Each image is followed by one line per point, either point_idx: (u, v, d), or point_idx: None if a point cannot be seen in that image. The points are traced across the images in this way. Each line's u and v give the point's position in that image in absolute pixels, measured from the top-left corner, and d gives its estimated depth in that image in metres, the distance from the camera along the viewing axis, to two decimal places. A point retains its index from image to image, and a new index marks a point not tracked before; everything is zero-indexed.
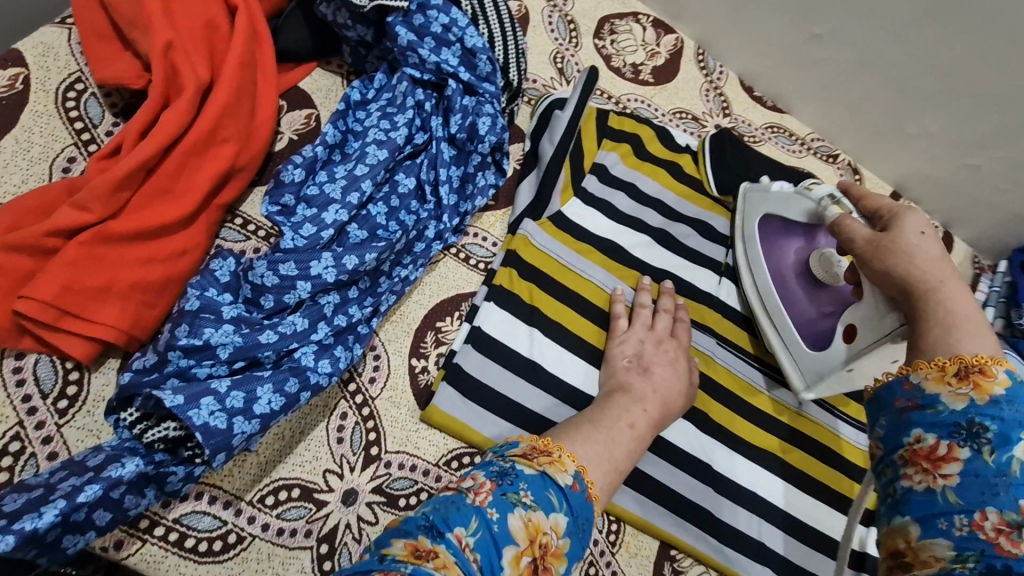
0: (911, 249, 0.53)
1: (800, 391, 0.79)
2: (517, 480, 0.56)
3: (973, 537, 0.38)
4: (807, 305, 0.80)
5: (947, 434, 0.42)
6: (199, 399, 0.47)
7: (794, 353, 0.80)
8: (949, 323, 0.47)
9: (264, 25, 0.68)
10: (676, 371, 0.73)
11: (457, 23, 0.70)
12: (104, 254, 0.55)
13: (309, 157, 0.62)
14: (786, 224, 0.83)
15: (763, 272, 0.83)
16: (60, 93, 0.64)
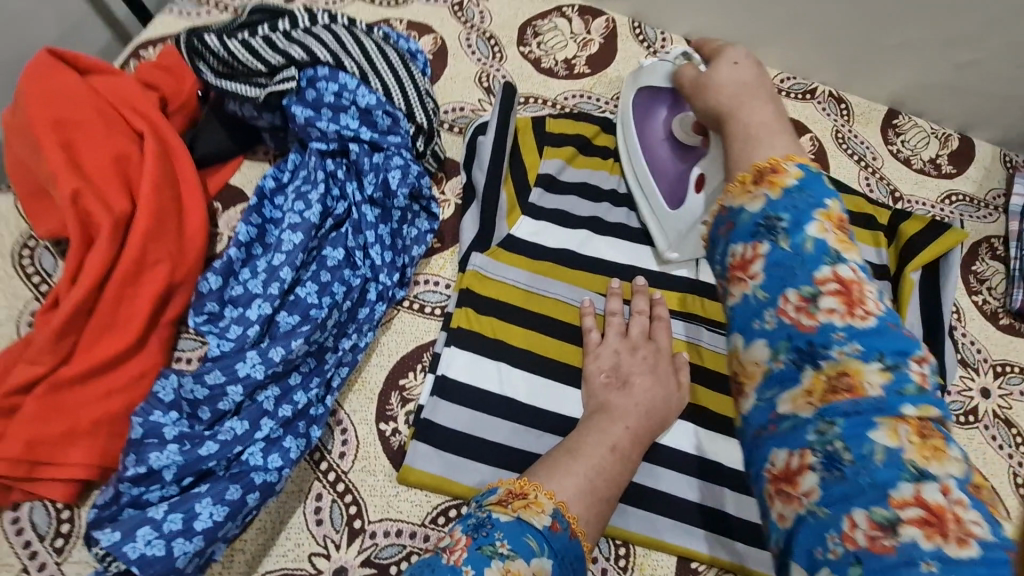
0: (721, 81, 0.57)
1: (662, 251, 0.82)
2: (492, 529, 0.50)
3: (780, 329, 0.44)
4: (669, 168, 0.80)
5: (752, 238, 0.46)
6: (134, 533, 0.50)
7: (660, 218, 0.82)
8: (753, 138, 0.52)
9: (175, 140, 0.71)
10: (657, 377, 0.69)
11: (347, 87, 0.70)
12: (64, 401, 0.59)
13: (225, 262, 0.63)
14: (655, 93, 0.82)
15: (634, 145, 0.84)
16: (16, 253, 0.70)
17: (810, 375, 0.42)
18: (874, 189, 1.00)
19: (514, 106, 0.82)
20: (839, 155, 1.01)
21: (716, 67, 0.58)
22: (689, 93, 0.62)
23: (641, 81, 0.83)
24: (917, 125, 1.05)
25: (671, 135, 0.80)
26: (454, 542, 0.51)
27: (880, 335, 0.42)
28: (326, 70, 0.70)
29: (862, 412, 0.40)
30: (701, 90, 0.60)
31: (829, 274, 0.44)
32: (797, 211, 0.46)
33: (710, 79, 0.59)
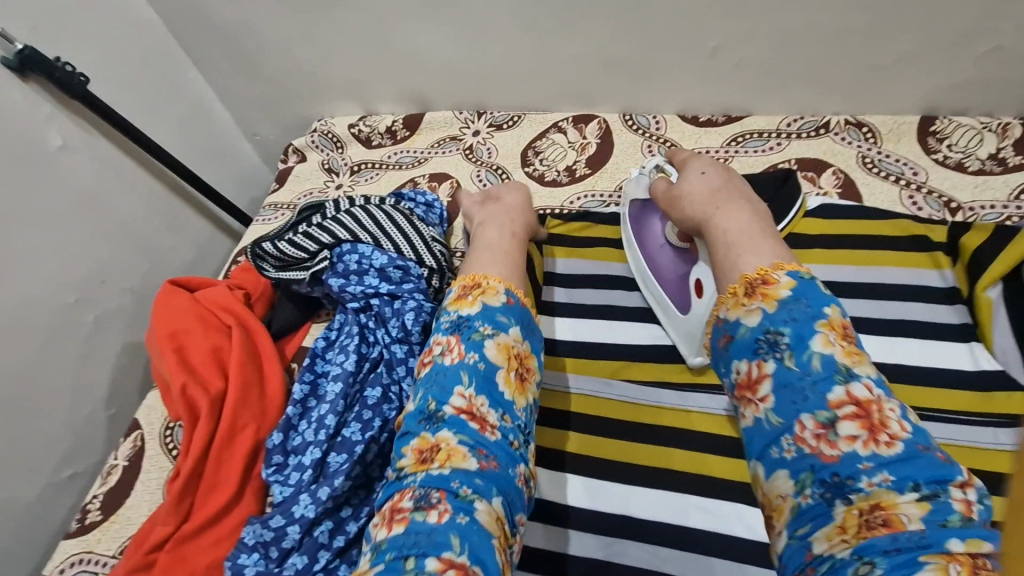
0: (689, 191, 0.71)
1: (687, 356, 0.81)
2: (472, 322, 0.64)
3: (803, 459, 0.51)
4: (669, 270, 0.82)
5: (758, 355, 0.55)
6: None
7: (674, 321, 0.83)
8: (731, 244, 0.62)
9: (255, 325, 0.91)
10: (513, 193, 0.88)
11: (365, 255, 0.85)
12: (185, 552, 0.74)
13: (284, 420, 0.77)
14: (645, 205, 0.88)
15: (637, 256, 0.88)
16: (161, 435, 0.92)
17: (845, 509, 0.47)
18: (925, 208, 0.92)
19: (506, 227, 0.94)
20: (871, 180, 0.96)
21: (689, 180, 0.72)
22: (666, 203, 0.75)
23: (631, 195, 0.90)
24: (964, 125, 0.95)
25: (669, 241, 0.83)
26: (445, 344, 0.64)
27: (911, 462, 0.47)
28: (348, 244, 0.87)
29: (904, 551, 0.44)
30: (674, 202, 0.73)
31: (843, 395, 0.50)
32: (797, 328, 0.54)
33: (680, 200, 0.72)
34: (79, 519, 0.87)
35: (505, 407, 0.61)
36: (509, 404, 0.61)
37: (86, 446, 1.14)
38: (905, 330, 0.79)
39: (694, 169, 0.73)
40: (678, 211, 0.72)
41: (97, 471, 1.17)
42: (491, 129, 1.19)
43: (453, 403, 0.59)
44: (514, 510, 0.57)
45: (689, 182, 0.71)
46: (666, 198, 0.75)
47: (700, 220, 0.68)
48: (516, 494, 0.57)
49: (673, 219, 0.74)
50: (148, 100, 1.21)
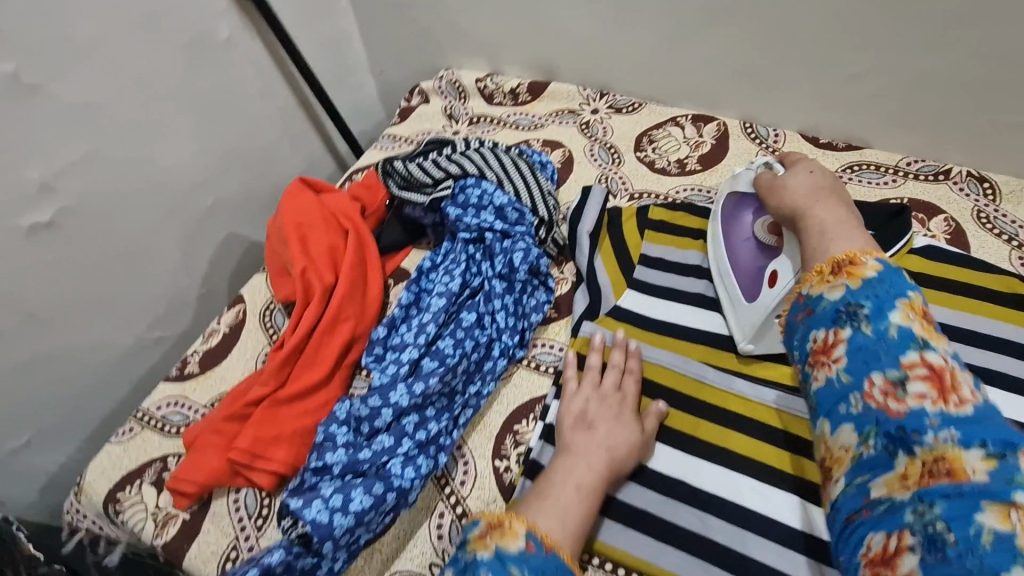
0: (791, 188, 0.78)
1: (739, 343, 0.85)
2: (477, 569, 0.58)
3: (868, 414, 0.54)
4: (745, 259, 0.87)
5: (834, 325, 0.60)
6: (310, 501, 0.66)
7: (736, 306, 0.87)
8: (823, 233, 0.70)
9: (367, 234, 0.98)
10: (620, 422, 0.78)
11: (487, 191, 0.91)
12: (277, 413, 0.82)
13: (391, 318, 0.84)
14: (741, 195, 0.91)
15: (719, 241, 0.92)
16: (262, 312, 1.00)
17: (904, 459, 0.51)
18: None
19: (599, 200, 1.00)
20: (982, 234, 0.96)
21: (793, 176, 0.79)
22: (765, 192, 0.81)
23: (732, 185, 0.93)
24: None
25: (755, 237, 0.87)
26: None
27: (975, 423, 0.50)
28: (472, 179, 0.93)
29: (964, 497, 0.46)
30: (774, 193, 0.80)
31: (915, 359, 0.54)
32: (876, 301, 0.58)
33: (783, 192, 0.79)
34: (179, 368, 0.96)
35: None
36: None
37: (179, 315, 1.21)
38: (986, 378, 0.81)
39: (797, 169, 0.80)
40: (776, 200, 0.79)
41: (180, 340, 1.23)
42: (610, 110, 1.23)
43: None
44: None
45: (793, 179, 0.78)
46: (767, 186, 0.81)
47: (795, 213, 0.75)
48: None
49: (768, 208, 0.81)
50: (304, 18, 1.30)
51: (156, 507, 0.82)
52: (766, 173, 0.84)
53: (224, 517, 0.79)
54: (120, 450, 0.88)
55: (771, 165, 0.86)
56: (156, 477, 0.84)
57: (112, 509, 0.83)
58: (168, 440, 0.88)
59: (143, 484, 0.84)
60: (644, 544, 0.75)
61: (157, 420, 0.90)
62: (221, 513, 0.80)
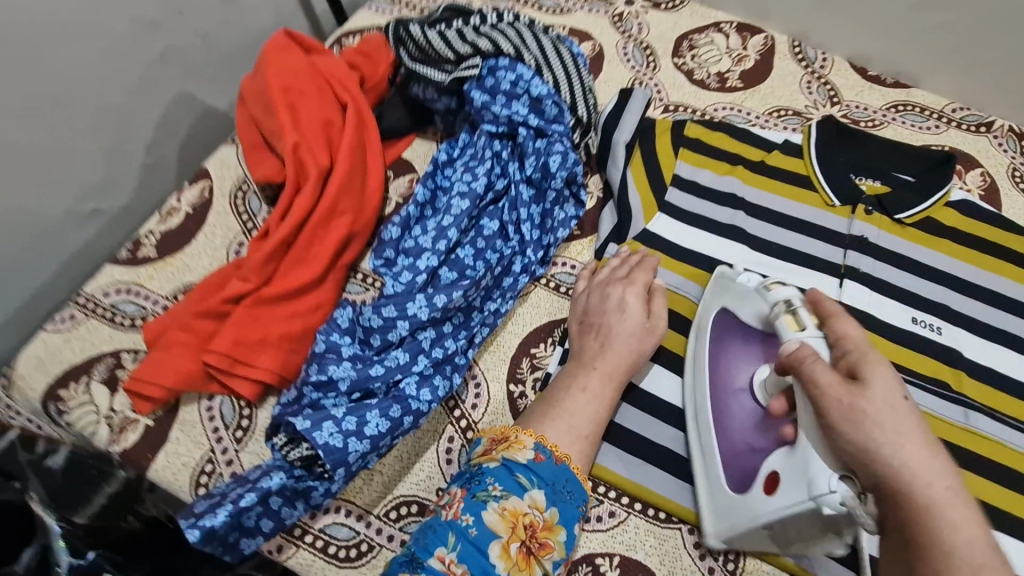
0: (880, 416, 0.48)
1: (708, 535, 0.66)
2: (483, 477, 0.59)
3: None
4: (739, 447, 0.65)
5: None
6: (321, 422, 0.58)
7: (713, 491, 0.66)
8: (953, 549, 0.45)
9: (368, 112, 0.82)
10: (623, 311, 0.71)
11: (523, 77, 0.77)
12: (261, 314, 0.70)
13: (404, 217, 0.72)
14: (745, 333, 0.68)
15: (704, 388, 0.69)
16: (232, 194, 0.84)
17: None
18: None
19: (637, 106, 0.89)
20: (1015, 193, 0.93)
21: (873, 393, 0.50)
22: (828, 409, 0.51)
23: (729, 305, 0.69)
24: None
25: (752, 388, 0.66)
26: (448, 496, 0.60)
27: None
28: (506, 61, 0.78)
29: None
30: (850, 415, 0.50)
31: None
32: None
33: (866, 411, 0.49)
34: (130, 250, 0.80)
35: None
36: None
37: (117, 185, 0.97)
38: (1003, 339, 0.80)
39: (852, 357, 0.53)
40: (841, 442, 0.50)
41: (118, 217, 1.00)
42: (648, 5, 1.07)
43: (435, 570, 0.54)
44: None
45: (879, 404, 0.49)
46: (832, 403, 0.51)
47: (894, 482, 0.47)
48: None
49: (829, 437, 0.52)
50: None
51: (109, 411, 0.70)
52: (816, 363, 0.54)
53: (196, 426, 0.69)
54: (62, 338, 0.75)
55: (797, 309, 0.61)
56: (108, 375, 0.72)
57: (54, 408, 0.71)
58: (119, 333, 0.75)
59: (92, 382, 0.72)
60: (657, 478, 0.70)
61: (105, 309, 0.76)
62: (192, 422, 0.70)
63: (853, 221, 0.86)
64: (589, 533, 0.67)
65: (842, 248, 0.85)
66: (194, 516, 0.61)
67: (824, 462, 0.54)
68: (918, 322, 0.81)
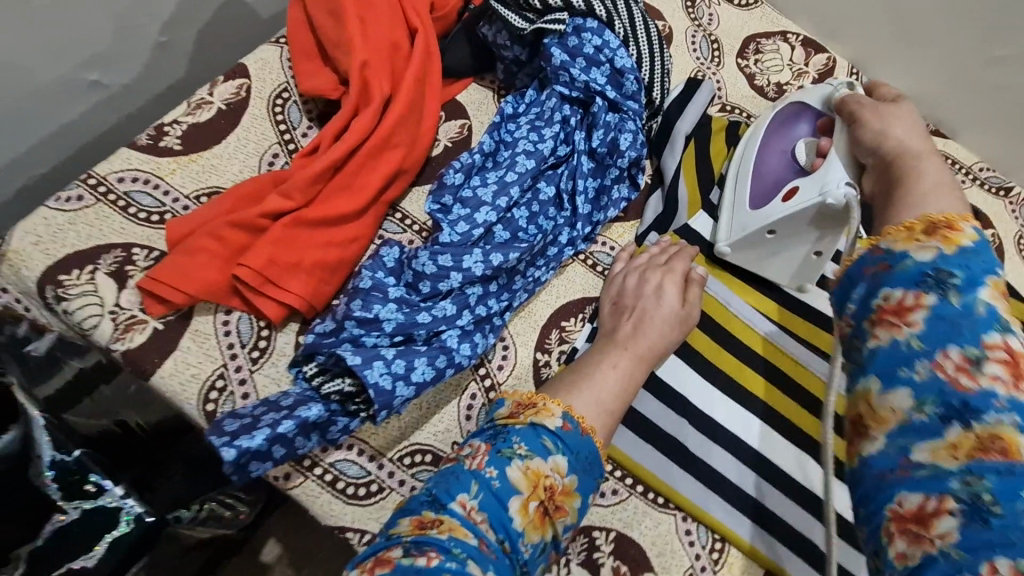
0: (895, 137, 0.62)
1: (720, 239, 0.80)
2: (509, 435, 0.57)
3: (933, 382, 0.44)
4: (769, 176, 0.78)
5: (915, 284, 0.47)
6: (373, 360, 0.57)
7: (736, 210, 0.80)
8: (924, 192, 0.55)
9: (437, 45, 0.77)
10: (659, 297, 0.72)
11: (608, 45, 0.75)
12: (299, 235, 0.66)
13: (467, 163, 0.71)
14: (799, 113, 0.80)
15: (750, 150, 0.82)
16: (272, 100, 0.78)
17: (944, 421, 0.43)
18: None
19: (700, 99, 0.89)
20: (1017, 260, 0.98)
21: (899, 115, 0.64)
22: (860, 118, 0.66)
23: (795, 96, 0.81)
24: None
25: (793, 151, 0.77)
26: (471, 448, 0.57)
27: None
28: (594, 24, 0.76)
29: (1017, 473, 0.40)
30: (877, 115, 0.65)
31: (996, 340, 0.44)
32: (970, 271, 0.47)
33: (890, 116, 0.64)
34: (152, 137, 0.74)
35: (508, 538, 0.52)
36: (516, 536, 0.53)
37: (124, 57, 0.84)
38: None
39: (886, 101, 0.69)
40: (860, 130, 0.66)
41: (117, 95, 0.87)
42: None
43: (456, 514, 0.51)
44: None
45: (898, 119, 0.63)
46: (869, 109, 0.66)
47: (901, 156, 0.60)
48: None
49: (856, 124, 0.66)
50: None
51: (115, 306, 0.65)
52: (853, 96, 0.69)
53: (210, 338, 0.66)
54: (66, 220, 0.68)
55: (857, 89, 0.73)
56: (116, 268, 0.67)
57: (52, 293, 0.65)
58: (133, 226, 0.69)
59: (97, 271, 0.66)
60: (662, 465, 0.71)
61: (118, 196, 0.70)
62: (206, 334, 0.66)
63: None
64: (592, 507, 0.69)
65: None
66: (228, 435, 0.60)
67: (841, 168, 0.68)
68: None
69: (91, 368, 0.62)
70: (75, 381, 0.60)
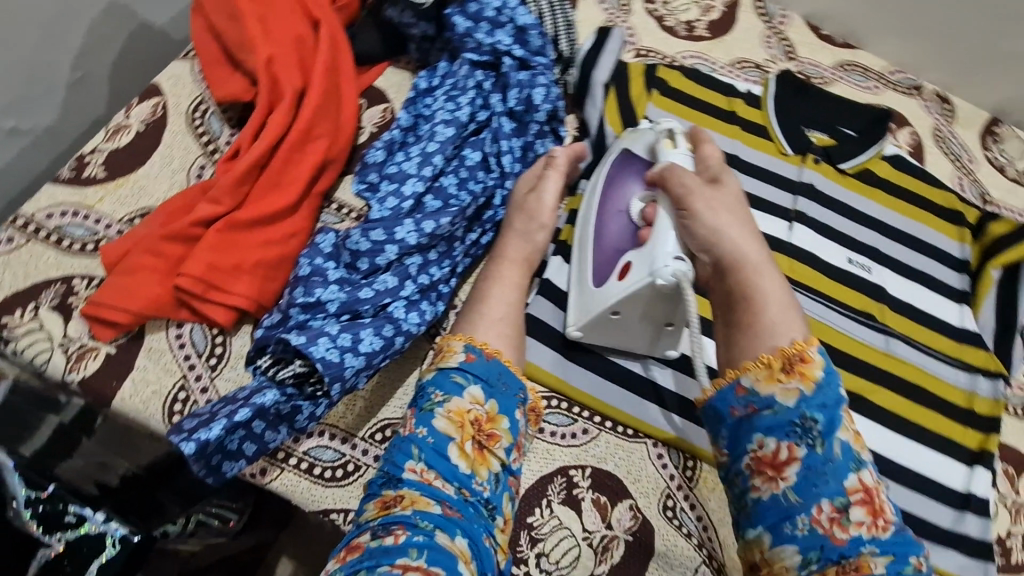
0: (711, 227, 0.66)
1: (570, 326, 0.73)
2: (425, 389, 0.61)
3: (790, 413, 0.58)
4: (606, 242, 0.72)
5: (780, 431, 0.58)
6: (317, 337, 0.60)
7: (581, 293, 0.73)
8: (758, 299, 0.64)
9: (342, 32, 0.77)
10: (515, 202, 0.72)
11: (507, 5, 0.77)
12: (235, 239, 0.67)
13: (388, 140, 0.74)
14: (631, 159, 0.75)
15: (587, 230, 0.75)
16: (189, 113, 0.78)
17: (820, 572, 0.54)
18: (966, 191, 1.01)
19: (612, 45, 0.90)
20: (937, 152, 1.03)
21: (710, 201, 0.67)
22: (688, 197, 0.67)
23: (625, 141, 0.75)
24: (1018, 138, 1.06)
25: (626, 209, 0.72)
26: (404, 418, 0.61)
27: (896, 541, 0.54)
28: None
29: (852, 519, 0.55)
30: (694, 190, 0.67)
31: (855, 481, 0.56)
32: (827, 414, 0.58)
33: (715, 209, 0.67)
34: (74, 169, 0.73)
35: (460, 484, 0.57)
36: (466, 479, 0.57)
37: (40, 101, 0.83)
38: (921, 280, 0.91)
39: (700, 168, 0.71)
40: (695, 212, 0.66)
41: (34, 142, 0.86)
42: None
43: (408, 483, 0.56)
44: (484, 562, 0.53)
45: (715, 203, 0.67)
46: (698, 198, 0.67)
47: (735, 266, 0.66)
48: (483, 544, 0.54)
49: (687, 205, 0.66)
50: None
51: (64, 338, 0.66)
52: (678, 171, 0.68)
53: (165, 354, 0.66)
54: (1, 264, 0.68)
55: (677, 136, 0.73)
56: (59, 301, 0.67)
57: None
58: (68, 257, 0.69)
59: (40, 308, 0.67)
60: (621, 397, 0.74)
61: (49, 232, 0.70)
62: (161, 350, 0.66)
63: (802, 169, 0.93)
64: (565, 449, 0.72)
65: (793, 195, 0.92)
66: (187, 431, 0.61)
67: (671, 243, 0.64)
68: (852, 263, 0.90)
69: (71, 419, 0.57)
70: (61, 431, 0.54)
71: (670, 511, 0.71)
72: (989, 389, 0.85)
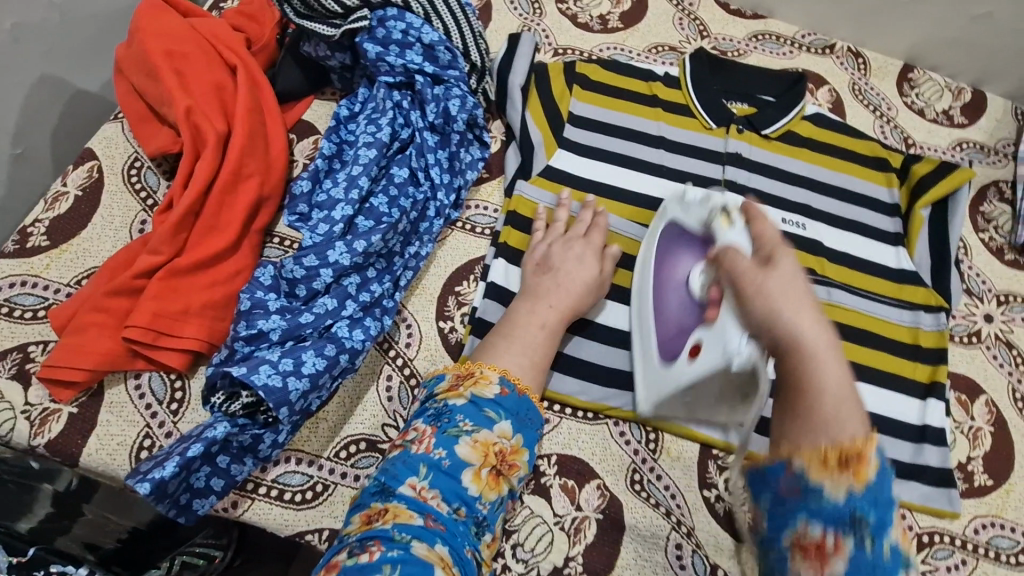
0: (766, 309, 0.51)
1: (641, 406, 0.74)
2: (452, 414, 0.59)
3: (843, 505, 0.43)
4: (671, 320, 0.72)
5: (831, 524, 0.43)
6: (258, 366, 0.63)
7: (648, 372, 0.74)
8: (811, 391, 0.47)
9: (260, 72, 0.80)
10: (578, 260, 0.76)
11: (413, 26, 0.80)
12: (178, 285, 0.70)
13: (314, 170, 0.77)
14: (685, 235, 0.74)
15: (648, 308, 0.76)
16: (125, 172, 0.81)
17: None
18: (889, 137, 1.05)
19: (524, 48, 0.94)
20: (856, 105, 1.07)
21: (761, 276, 0.53)
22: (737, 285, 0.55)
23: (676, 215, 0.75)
24: (932, 80, 1.10)
25: (687, 284, 0.71)
26: (417, 431, 0.59)
27: None
28: (395, 10, 0.80)
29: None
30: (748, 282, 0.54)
31: None
32: (880, 511, 0.43)
33: (768, 291, 0.52)
34: (17, 241, 0.75)
35: (465, 507, 0.55)
36: (472, 502, 0.56)
37: None
38: (857, 229, 0.94)
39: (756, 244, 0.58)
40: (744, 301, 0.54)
41: None
42: None
43: (406, 498, 0.53)
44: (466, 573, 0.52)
45: (766, 282, 0.52)
46: (743, 279, 0.55)
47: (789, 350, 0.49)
48: (466, 559, 0.53)
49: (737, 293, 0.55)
50: None
51: (25, 405, 0.67)
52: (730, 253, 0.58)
53: (126, 405, 0.69)
54: None
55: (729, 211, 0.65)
56: (17, 369, 0.69)
57: None
58: (20, 326, 0.71)
59: None
60: (578, 385, 0.77)
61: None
62: (122, 402, 0.69)
63: (728, 139, 0.96)
64: None
65: (721, 165, 0.95)
66: (142, 472, 0.62)
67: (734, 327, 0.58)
68: (787, 222, 0.92)
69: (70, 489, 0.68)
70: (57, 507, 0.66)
71: (638, 485, 0.74)
72: (932, 322, 0.88)
